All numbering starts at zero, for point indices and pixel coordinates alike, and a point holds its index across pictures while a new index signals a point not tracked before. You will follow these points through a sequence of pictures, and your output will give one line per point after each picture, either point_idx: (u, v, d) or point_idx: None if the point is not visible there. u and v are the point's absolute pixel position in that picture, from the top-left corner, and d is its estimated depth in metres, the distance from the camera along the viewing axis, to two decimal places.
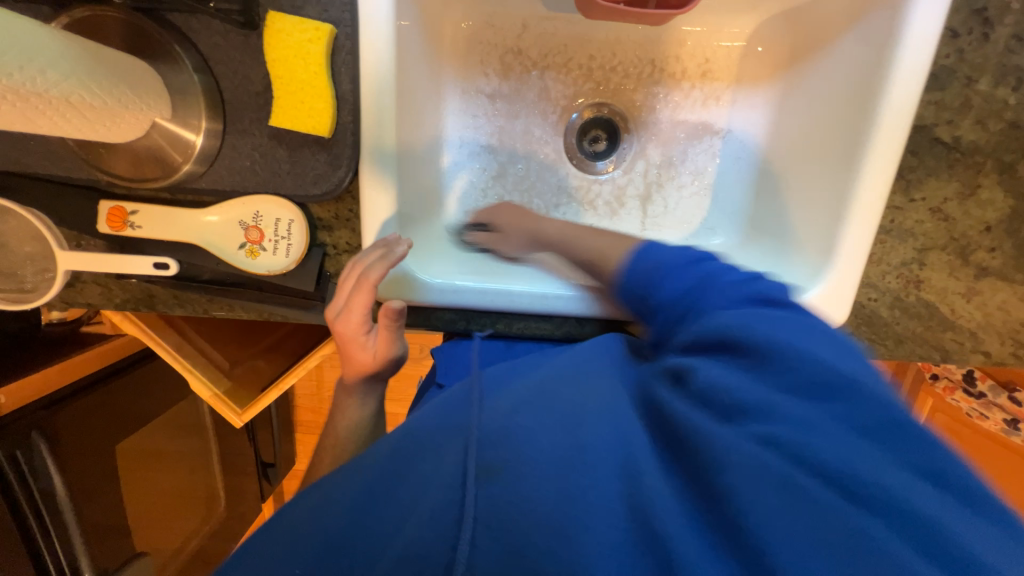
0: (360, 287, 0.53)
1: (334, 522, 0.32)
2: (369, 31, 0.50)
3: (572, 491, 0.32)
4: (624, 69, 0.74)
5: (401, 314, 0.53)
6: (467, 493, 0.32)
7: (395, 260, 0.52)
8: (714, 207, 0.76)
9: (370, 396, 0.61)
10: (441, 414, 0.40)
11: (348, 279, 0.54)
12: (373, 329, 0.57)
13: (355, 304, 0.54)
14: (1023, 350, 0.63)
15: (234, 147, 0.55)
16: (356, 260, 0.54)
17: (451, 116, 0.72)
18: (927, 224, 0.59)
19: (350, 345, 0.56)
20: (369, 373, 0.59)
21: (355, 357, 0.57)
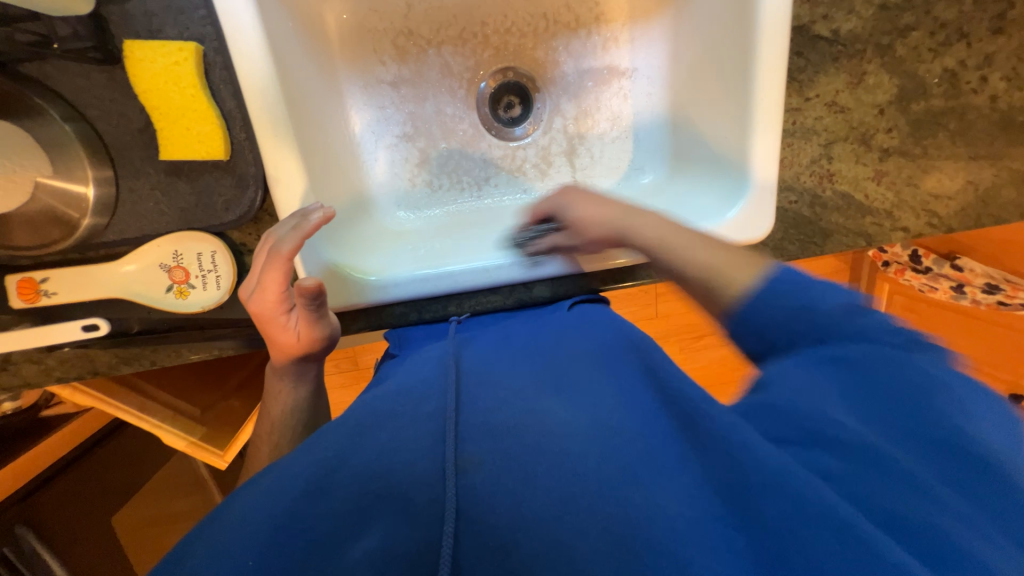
0: (273, 260, 0.51)
1: (299, 504, 0.35)
2: (234, 40, 0.48)
3: (564, 509, 0.34)
4: (520, 28, 0.73)
5: (316, 291, 0.52)
6: (447, 486, 0.35)
7: (305, 229, 0.50)
8: (638, 148, 0.78)
9: (304, 377, 0.61)
10: (431, 412, 0.43)
11: (263, 256, 0.53)
12: (295, 308, 0.55)
13: (268, 280, 0.52)
14: (937, 218, 0.68)
15: (133, 191, 0.53)
16: (271, 235, 0.53)
17: (360, 112, 0.71)
18: (827, 119, 0.61)
19: (270, 325, 0.55)
20: (297, 356, 0.58)
21: (277, 338, 0.55)
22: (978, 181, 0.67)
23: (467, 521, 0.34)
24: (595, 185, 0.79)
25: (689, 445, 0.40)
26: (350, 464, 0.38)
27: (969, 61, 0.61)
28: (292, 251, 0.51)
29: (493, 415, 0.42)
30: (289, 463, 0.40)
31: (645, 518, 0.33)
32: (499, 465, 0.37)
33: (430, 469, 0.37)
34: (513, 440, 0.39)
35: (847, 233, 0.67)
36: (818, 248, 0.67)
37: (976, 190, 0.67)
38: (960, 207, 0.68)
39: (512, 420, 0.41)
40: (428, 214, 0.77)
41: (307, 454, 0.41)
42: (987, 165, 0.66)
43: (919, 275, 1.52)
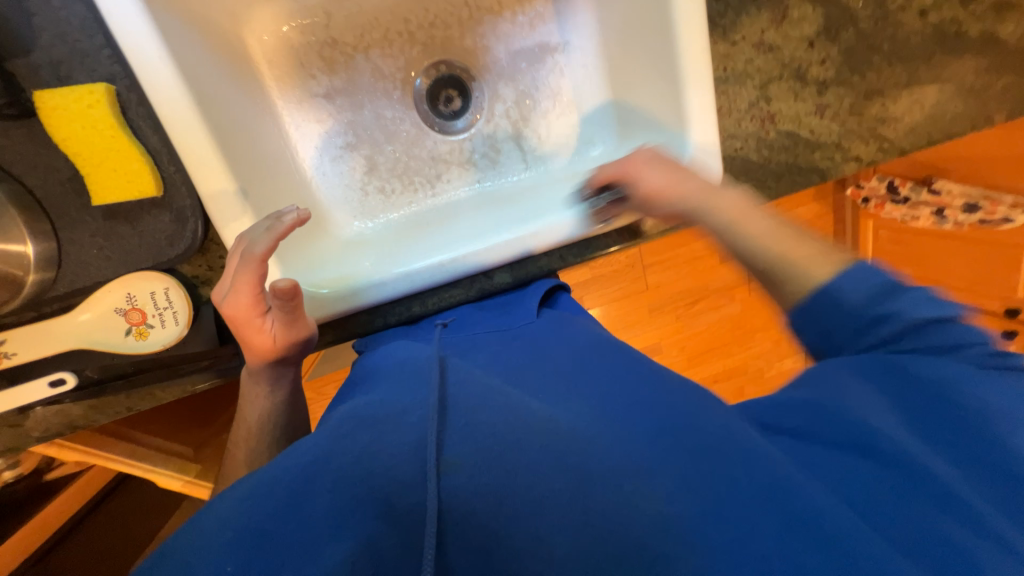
0: (245, 262, 0.51)
1: (262, 511, 0.34)
2: (144, 75, 0.48)
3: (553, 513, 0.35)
4: (444, 20, 0.72)
5: (291, 292, 0.52)
6: (430, 489, 0.36)
7: (282, 231, 0.51)
8: (582, 120, 0.78)
9: (281, 380, 0.60)
10: (413, 401, 0.43)
11: (232, 259, 0.53)
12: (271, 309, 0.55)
13: (241, 280, 0.52)
14: (888, 142, 0.68)
15: (74, 240, 0.53)
16: (241, 234, 0.53)
17: (298, 129, 0.71)
18: (757, 60, 0.61)
19: (245, 327, 0.55)
20: (272, 358, 0.57)
21: (251, 339, 0.55)
22: (922, 99, 0.66)
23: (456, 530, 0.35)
24: (547, 164, 0.79)
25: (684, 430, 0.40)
26: (330, 471, 0.37)
27: None
28: (266, 251, 0.51)
29: (487, 415, 0.41)
30: (264, 468, 0.39)
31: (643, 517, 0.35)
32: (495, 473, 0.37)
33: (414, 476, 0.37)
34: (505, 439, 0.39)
35: (799, 172, 0.66)
36: (773, 190, 0.66)
37: (922, 108, 0.67)
38: (909, 128, 0.67)
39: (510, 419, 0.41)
40: (385, 220, 0.77)
41: (288, 458, 0.39)
42: (929, 81, 0.66)
43: (899, 206, 1.52)
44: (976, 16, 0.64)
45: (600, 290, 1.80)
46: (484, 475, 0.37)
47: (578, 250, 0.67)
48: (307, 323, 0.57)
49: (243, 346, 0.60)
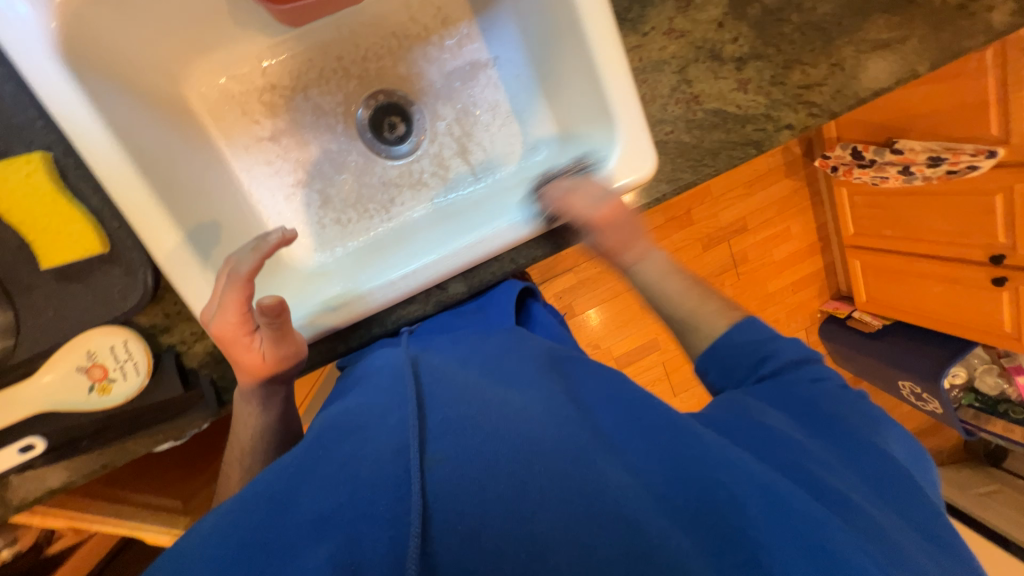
0: (232, 282, 0.54)
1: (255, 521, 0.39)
2: (79, 140, 0.51)
3: (526, 500, 0.40)
4: (375, 52, 0.76)
5: (276, 309, 0.54)
6: (415, 482, 0.40)
7: (266, 250, 0.54)
8: (523, 127, 0.80)
9: (274, 400, 0.61)
10: (385, 407, 0.48)
11: (220, 280, 0.56)
12: (260, 328, 0.57)
13: (228, 299, 0.54)
14: (816, 107, 0.69)
15: (30, 305, 0.54)
16: (230, 257, 0.56)
17: (247, 173, 0.73)
18: (670, 47, 0.63)
19: (233, 347, 0.56)
20: (262, 376, 0.59)
21: (240, 358, 0.56)
22: (841, 61, 0.68)
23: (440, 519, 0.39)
24: (497, 174, 0.80)
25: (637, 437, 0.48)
26: (309, 480, 0.42)
27: None
28: (250, 270, 0.54)
29: (467, 420, 0.46)
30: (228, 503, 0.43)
31: (608, 496, 0.41)
32: (478, 468, 0.42)
33: (394, 474, 0.41)
34: (484, 439, 0.44)
35: (734, 146, 0.67)
36: (712, 168, 0.67)
37: (843, 70, 0.68)
38: (835, 90, 0.69)
39: (487, 424, 0.45)
40: (345, 250, 0.78)
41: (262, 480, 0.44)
42: (844, 42, 0.67)
43: (867, 169, 1.53)
44: None
45: (589, 294, 1.81)
46: (468, 474, 0.41)
47: (533, 248, 0.68)
48: (296, 336, 0.58)
49: (209, 388, 0.61)
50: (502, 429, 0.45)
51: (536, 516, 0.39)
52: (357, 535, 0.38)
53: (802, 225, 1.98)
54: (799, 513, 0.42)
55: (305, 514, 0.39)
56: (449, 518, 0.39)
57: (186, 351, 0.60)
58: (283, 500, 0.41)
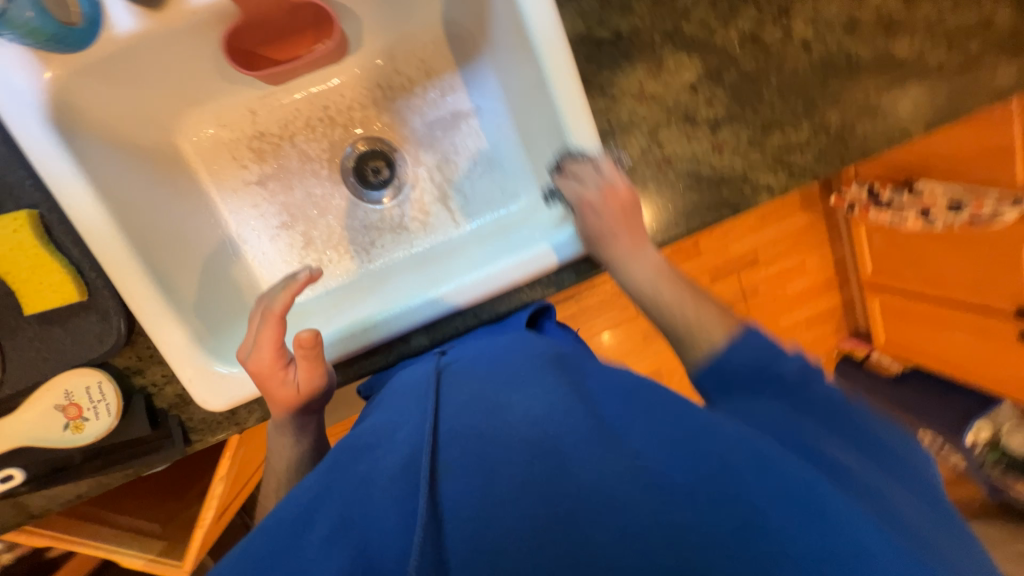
0: (268, 320, 0.58)
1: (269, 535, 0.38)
2: (62, 197, 0.54)
3: (547, 500, 0.37)
4: (361, 103, 0.78)
5: (313, 340, 0.57)
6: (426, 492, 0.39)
7: (300, 284, 0.58)
8: (504, 175, 0.80)
9: (309, 427, 0.63)
10: (404, 416, 0.48)
11: (256, 318, 0.60)
12: (293, 362, 0.60)
13: (263, 333, 0.59)
14: (798, 169, 0.66)
15: (16, 346, 0.58)
16: (264, 297, 0.61)
17: (233, 215, 0.75)
18: (640, 110, 0.62)
19: (269, 382, 0.59)
20: (297, 408, 0.61)
21: (275, 393, 0.59)
22: (826, 124, 0.66)
23: (459, 529, 0.37)
24: (477, 219, 0.81)
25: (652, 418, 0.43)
26: (328, 505, 0.40)
27: (764, 18, 0.62)
28: (282, 307, 0.58)
29: (473, 428, 0.44)
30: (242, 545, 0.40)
31: (621, 487, 0.37)
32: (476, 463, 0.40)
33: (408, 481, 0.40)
34: (502, 443, 0.42)
35: (708, 208, 0.66)
36: (684, 229, 0.65)
37: (828, 132, 0.66)
38: (818, 152, 0.66)
39: (498, 430, 0.43)
40: (325, 290, 0.80)
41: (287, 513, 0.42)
42: (828, 105, 0.65)
43: (884, 210, 1.46)
44: (863, 41, 0.64)
45: (593, 321, 1.78)
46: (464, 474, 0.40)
47: (496, 302, 0.69)
48: (324, 368, 0.60)
49: (178, 427, 0.64)
50: (502, 430, 0.42)
51: (538, 512, 0.37)
52: (369, 545, 0.37)
53: (818, 260, 1.90)
54: (843, 515, 0.35)
55: (318, 532, 0.38)
56: (468, 521, 0.37)
57: (157, 393, 0.63)
58: (296, 520, 0.39)
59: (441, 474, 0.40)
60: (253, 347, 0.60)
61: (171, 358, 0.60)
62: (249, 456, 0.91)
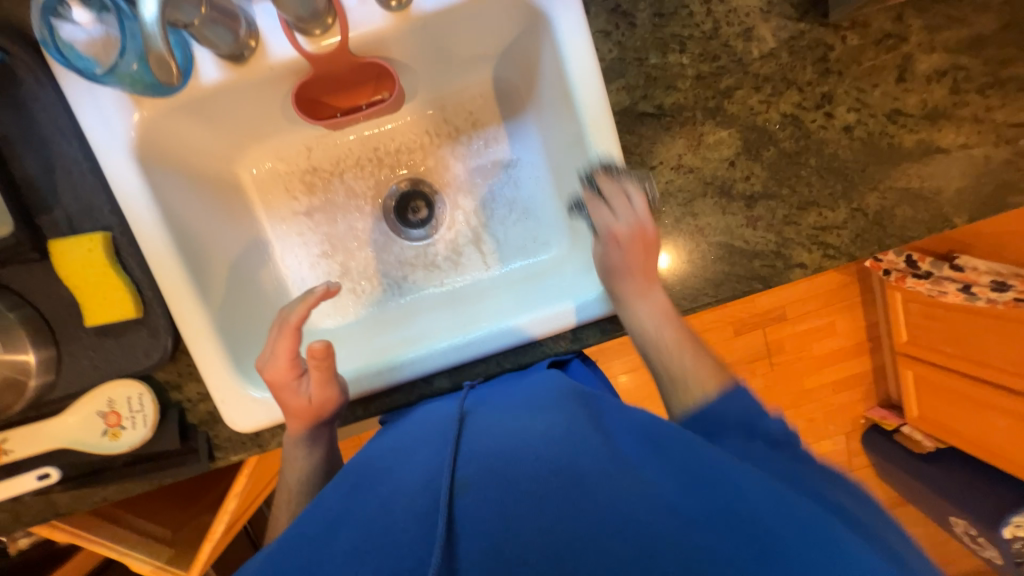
0: (285, 331, 0.60)
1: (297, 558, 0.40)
2: (134, 223, 0.59)
3: (566, 521, 0.38)
4: (409, 147, 0.83)
5: (326, 352, 0.59)
6: (446, 515, 0.40)
7: (317, 297, 0.60)
8: (539, 225, 0.82)
9: (319, 442, 0.64)
10: (421, 444, 0.50)
11: (274, 329, 0.62)
12: (307, 373, 0.62)
13: (281, 343, 0.61)
14: (834, 249, 0.66)
15: (72, 352, 0.63)
16: (283, 308, 0.63)
17: (280, 241, 0.80)
18: (678, 180, 0.64)
19: (283, 392, 0.61)
20: (310, 420, 0.63)
21: (289, 403, 0.61)
22: (865, 207, 0.66)
23: (481, 549, 0.38)
24: (507, 265, 0.83)
25: (663, 457, 0.44)
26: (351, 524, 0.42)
27: (808, 102, 0.62)
28: (299, 318, 0.60)
29: (491, 450, 0.45)
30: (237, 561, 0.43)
31: (640, 517, 0.38)
32: (498, 487, 0.42)
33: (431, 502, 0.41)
34: (518, 467, 0.43)
35: (739, 280, 0.66)
36: (712, 298, 0.66)
37: (866, 215, 0.66)
38: (854, 234, 0.66)
39: (516, 451, 0.44)
40: (356, 319, 0.83)
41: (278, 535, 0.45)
42: (867, 189, 0.65)
43: (922, 281, 1.42)
44: (908, 129, 0.64)
45: (612, 362, 1.77)
46: (490, 496, 0.41)
47: (518, 353, 0.71)
48: (337, 378, 0.63)
49: (205, 443, 0.66)
50: (520, 450, 0.44)
51: (557, 533, 0.38)
52: (388, 561, 0.38)
53: (848, 322, 1.85)
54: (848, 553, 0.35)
55: (344, 549, 0.39)
56: (489, 540, 0.38)
57: (191, 408, 0.66)
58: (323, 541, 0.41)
59: (465, 495, 0.42)
60: (270, 356, 0.62)
61: (210, 380, 0.63)
62: (263, 473, 0.93)
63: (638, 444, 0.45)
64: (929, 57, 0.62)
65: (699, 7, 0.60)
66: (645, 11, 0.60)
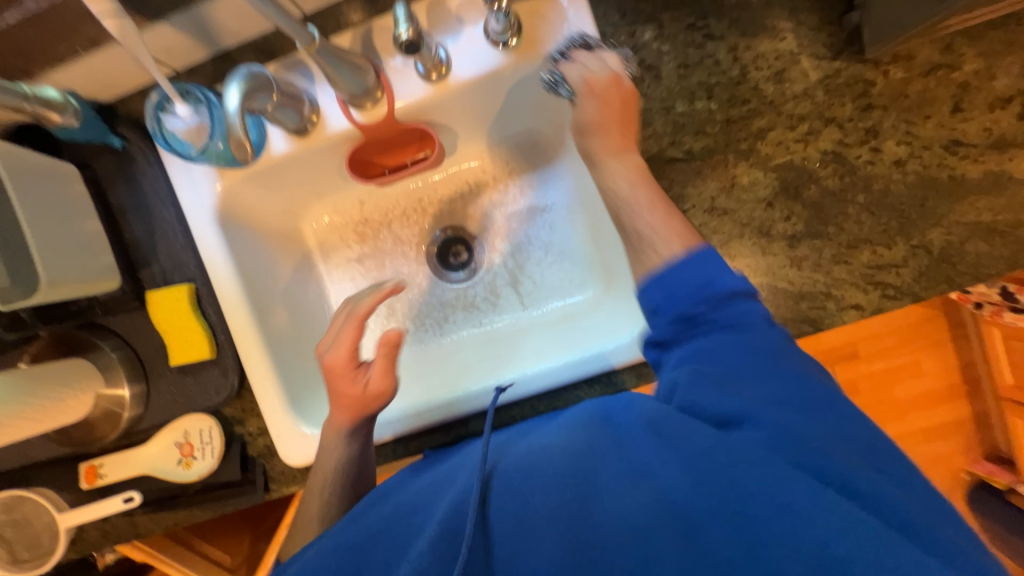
0: (351, 320, 0.64)
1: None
2: (215, 276, 0.68)
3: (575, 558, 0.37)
4: (451, 196, 0.88)
5: (399, 339, 0.62)
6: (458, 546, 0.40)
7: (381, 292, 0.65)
8: (574, 266, 0.84)
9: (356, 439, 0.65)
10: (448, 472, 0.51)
11: (339, 318, 0.66)
12: (364, 365, 0.65)
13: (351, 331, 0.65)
14: (894, 288, 0.61)
15: (158, 388, 0.71)
16: (350, 301, 0.68)
17: (334, 286, 0.87)
18: (712, 223, 0.63)
19: (341, 380, 0.64)
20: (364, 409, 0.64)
21: (346, 389, 0.63)
22: (927, 244, 0.61)
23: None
24: (543, 305, 0.85)
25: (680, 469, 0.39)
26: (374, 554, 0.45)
27: (850, 139, 0.60)
28: (366, 309, 0.65)
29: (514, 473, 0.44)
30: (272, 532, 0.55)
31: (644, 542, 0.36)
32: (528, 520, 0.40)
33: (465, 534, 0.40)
34: (533, 493, 0.41)
35: (786, 323, 0.63)
36: None
37: (930, 252, 0.61)
38: (918, 272, 0.61)
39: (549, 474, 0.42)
40: (401, 358, 0.88)
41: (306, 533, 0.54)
42: (929, 225, 0.60)
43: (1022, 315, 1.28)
44: (972, 159, 0.59)
45: None
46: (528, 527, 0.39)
47: (551, 398, 0.70)
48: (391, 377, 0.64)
49: (262, 474, 0.72)
50: (537, 473, 0.42)
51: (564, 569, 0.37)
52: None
53: (935, 361, 1.65)
54: None
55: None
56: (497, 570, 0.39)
57: (251, 441, 0.72)
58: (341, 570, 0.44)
59: (489, 518, 0.42)
60: (332, 344, 0.66)
61: (268, 418, 0.69)
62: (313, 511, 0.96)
63: (657, 442, 0.41)
64: (991, 85, 0.58)
65: (725, 55, 0.61)
66: (670, 62, 0.61)
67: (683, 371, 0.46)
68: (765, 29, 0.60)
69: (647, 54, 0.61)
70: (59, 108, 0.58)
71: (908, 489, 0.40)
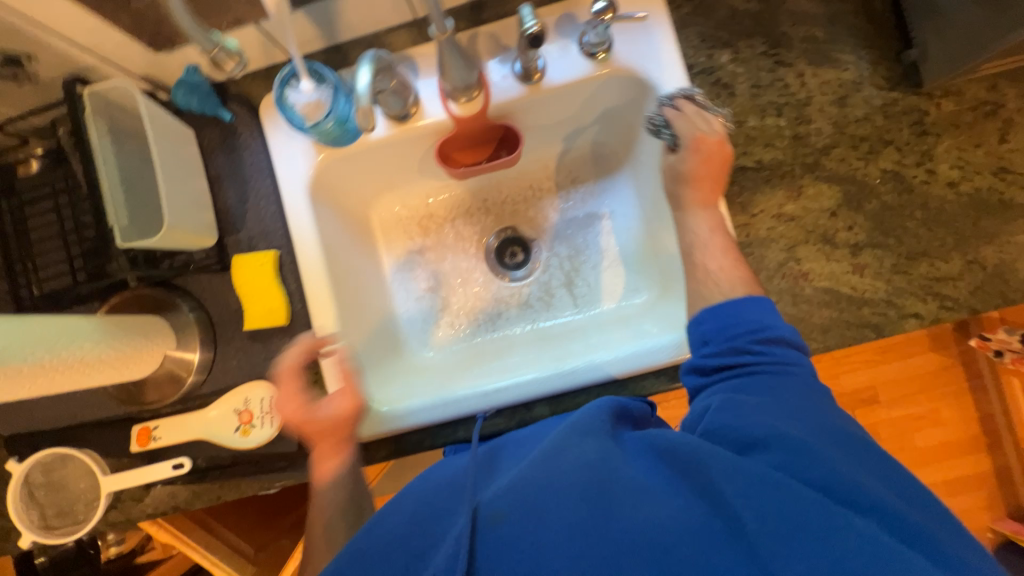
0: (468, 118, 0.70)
1: None
2: (301, 243, 0.71)
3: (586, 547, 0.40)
4: (514, 199, 0.93)
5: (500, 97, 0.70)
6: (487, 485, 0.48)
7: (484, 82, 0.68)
8: (629, 270, 0.88)
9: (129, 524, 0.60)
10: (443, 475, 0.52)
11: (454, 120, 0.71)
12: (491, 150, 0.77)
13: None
14: (951, 301, 0.65)
15: (225, 354, 0.72)
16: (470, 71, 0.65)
17: (396, 275, 0.91)
18: (780, 227, 0.67)
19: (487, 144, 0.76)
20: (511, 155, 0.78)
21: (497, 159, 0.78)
22: (982, 261, 0.65)
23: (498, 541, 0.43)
24: (597, 309, 0.89)
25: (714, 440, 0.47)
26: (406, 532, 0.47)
27: (907, 160, 0.66)
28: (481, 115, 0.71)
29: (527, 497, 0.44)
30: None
31: (637, 519, 0.41)
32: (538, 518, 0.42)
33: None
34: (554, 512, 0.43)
35: (847, 326, 0.66)
36: (820, 344, 0.66)
37: (984, 269, 0.65)
38: (973, 287, 0.65)
39: (597, 499, 0.43)
40: (455, 348, 0.90)
41: None
42: (985, 245, 0.65)
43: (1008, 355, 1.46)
44: (1019, 185, 0.65)
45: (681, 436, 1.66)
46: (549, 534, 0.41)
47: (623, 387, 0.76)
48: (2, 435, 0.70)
49: (313, 452, 0.71)
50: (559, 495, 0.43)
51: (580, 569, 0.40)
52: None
53: (957, 410, 1.67)
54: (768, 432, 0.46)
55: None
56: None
57: None
58: None
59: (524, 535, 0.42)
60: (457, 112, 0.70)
61: (328, 369, 0.70)
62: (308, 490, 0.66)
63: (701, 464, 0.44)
64: None
65: (793, 79, 0.67)
66: (744, 82, 0.68)
67: (708, 324, 0.57)
68: (829, 60, 0.67)
69: (723, 70, 0.68)
70: (237, 59, 0.54)
71: (572, 471, 0.45)
